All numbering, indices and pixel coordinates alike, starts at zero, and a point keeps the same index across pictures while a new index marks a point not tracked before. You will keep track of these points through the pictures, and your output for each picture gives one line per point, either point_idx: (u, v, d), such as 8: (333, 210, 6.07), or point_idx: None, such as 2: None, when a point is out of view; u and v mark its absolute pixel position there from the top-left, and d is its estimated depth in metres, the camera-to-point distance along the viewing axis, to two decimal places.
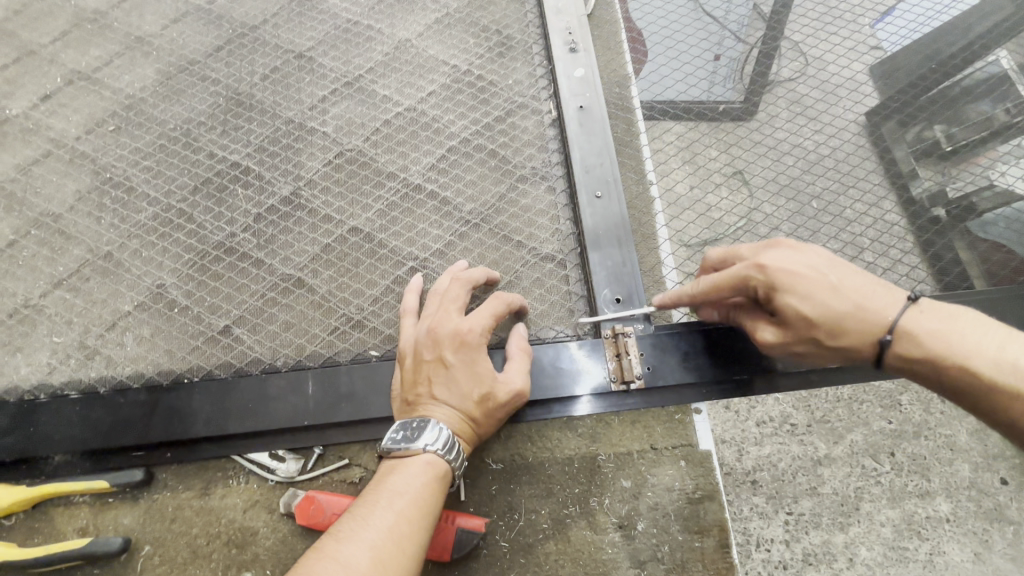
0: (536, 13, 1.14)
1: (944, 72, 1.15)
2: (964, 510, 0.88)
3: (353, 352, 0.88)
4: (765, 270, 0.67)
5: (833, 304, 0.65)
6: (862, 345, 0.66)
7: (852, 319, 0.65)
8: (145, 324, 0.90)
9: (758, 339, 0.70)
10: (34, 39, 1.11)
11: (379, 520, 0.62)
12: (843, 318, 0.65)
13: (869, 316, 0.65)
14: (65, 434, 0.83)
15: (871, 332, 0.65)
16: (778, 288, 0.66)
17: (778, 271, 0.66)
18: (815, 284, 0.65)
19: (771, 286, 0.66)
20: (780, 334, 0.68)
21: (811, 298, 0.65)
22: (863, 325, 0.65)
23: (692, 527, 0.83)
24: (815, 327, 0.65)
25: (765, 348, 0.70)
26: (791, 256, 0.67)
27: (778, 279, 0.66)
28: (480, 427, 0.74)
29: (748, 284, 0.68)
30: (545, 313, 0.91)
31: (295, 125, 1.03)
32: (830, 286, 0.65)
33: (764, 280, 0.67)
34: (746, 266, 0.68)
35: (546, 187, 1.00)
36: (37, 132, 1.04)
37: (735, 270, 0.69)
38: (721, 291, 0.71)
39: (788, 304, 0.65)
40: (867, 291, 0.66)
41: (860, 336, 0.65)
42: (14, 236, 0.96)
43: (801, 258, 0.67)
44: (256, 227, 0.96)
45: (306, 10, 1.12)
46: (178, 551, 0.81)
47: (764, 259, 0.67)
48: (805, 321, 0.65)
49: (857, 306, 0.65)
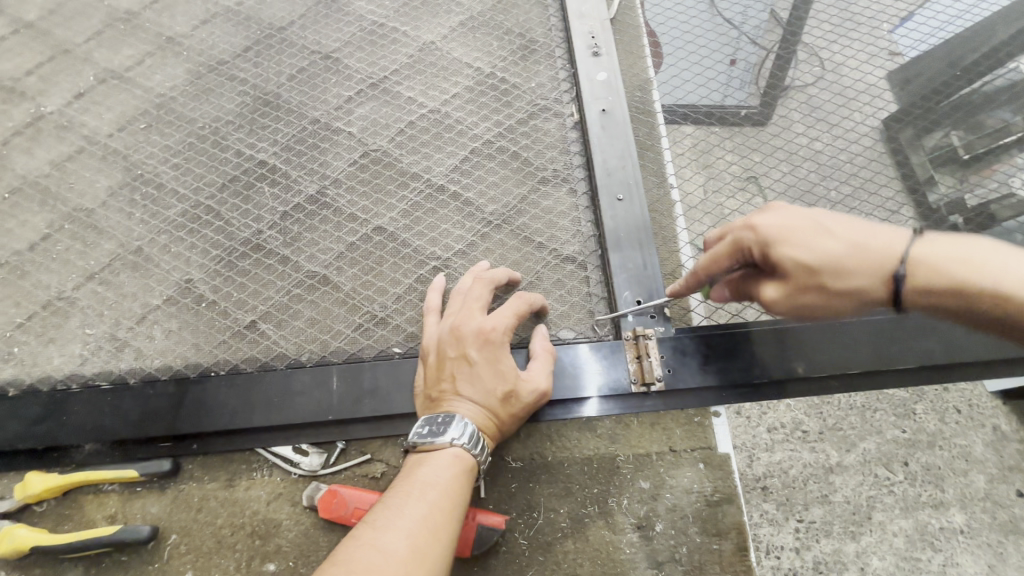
0: (559, 17, 1.15)
1: (967, 79, 1.14)
2: (978, 522, 0.88)
3: (377, 349, 0.90)
4: (756, 226, 0.66)
5: (830, 245, 0.63)
6: (873, 285, 0.62)
7: (855, 258, 0.62)
8: (174, 318, 0.92)
9: (764, 300, 0.67)
10: (68, 38, 1.14)
11: (412, 509, 0.63)
12: (844, 258, 0.62)
13: (874, 253, 0.63)
14: (96, 423, 0.85)
15: (877, 270, 0.62)
16: (771, 241, 0.64)
17: (768, 225, 0.65)
18: (807, 231, 0.64)
19: (762, 241, 0.65)
20: (785, 289, 0.65)
21: (807, 244, 0.63)
22: (868, 263, 0.62)
23: (710, 530, 0.83)
24: (816, 272, 0.62)
25: (774, 311, 0.66)
26: (781, 212, 0.66)
27: (770, 232, 0.64)
28: (503, 424, 0.75)
29: (742, 244, 0.67)
30: (565, 314, 0.92)
31: (321, 125, 1.04)
32: (824, 228, 0.64)
33: (755, 236, 0.66)
34: (736, 229, 0.67)
35: (568, 189, 1.01)
36: (70, 128, 1.06)
37: (727, 234, 0.69)
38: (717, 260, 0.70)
39: (785, 254, 0.63)
40: (864, 230, 0.64)
41: (869, 274, 0.62)
42: (48, 230, 0.99)
43: (792, 210, 0.66)
44: (282, 224, 0.97)
45: (333, 12, 1.14)
46: (204, 540, 0.83)
47: (752, 217, 0.67)
48: (804, 269, 0.63)
49: (857, 244, 0.63)
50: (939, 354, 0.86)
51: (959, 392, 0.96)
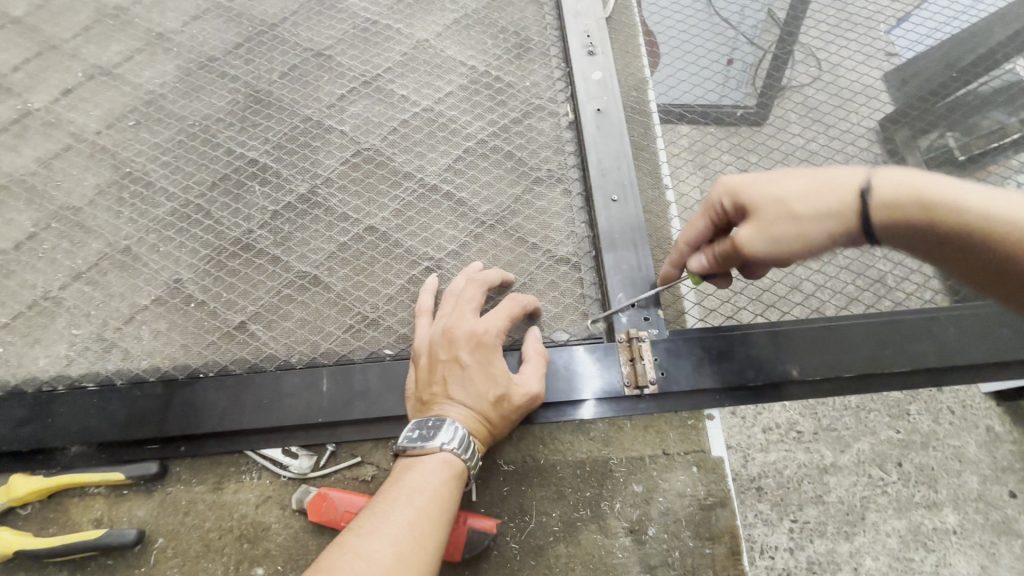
0: (554, 15, 1.14)
1: (964, 80, 1.13)
2: (972, 523, 0.88)
3: (368, 350, 0.89)
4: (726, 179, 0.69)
5: (794, 178, 0.63)
6: (838, 205, 0.60)
7: (817, 182, 0.62)
8: (162, 318, 0.91)
9: (735, 240, 0.65)
10: (56, 33, 1.12)
11: (398, 516, 0.62)
12: (806, 185, 0.62)
13: (836, 178, 0.62)
14: (82, 426, 0.83)
15: (840, 189, 0.61)
16: (736, 186, 0.67)
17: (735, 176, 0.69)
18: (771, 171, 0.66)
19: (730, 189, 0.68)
20: (753, 223, 0.64)
21: (772, 180, 0.64)
22: (835, 189, 0.61)
23: (703, 533, 0.83)
24: (780, 200, 0.62)
25: (746, 246, 0.64)
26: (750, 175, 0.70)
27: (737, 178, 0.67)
28: (494, 428, 0.74)
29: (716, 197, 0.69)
30: (558, 316, 0.91)
31: (312, 123, 1.03)
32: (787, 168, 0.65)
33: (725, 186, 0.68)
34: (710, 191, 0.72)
35: (562, 190, 1.00)
36: (58, 126, 1.04)
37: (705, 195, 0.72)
38: (696, 223, 0.73)
39: (751, 191, 0.65)
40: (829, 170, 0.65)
41: (833, 195, 0.61)
42: (34, 228, 0.97)
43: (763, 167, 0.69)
44: (273, 223, 0.96)
45: (325, 8, 1.13)
46: (191, 544, 0.82)
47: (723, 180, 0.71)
48: (768, 200, 0.63)
49: (817, 174, 0.63)
50: (934, 358, 0.85)
51: (953, 393, 0.95)
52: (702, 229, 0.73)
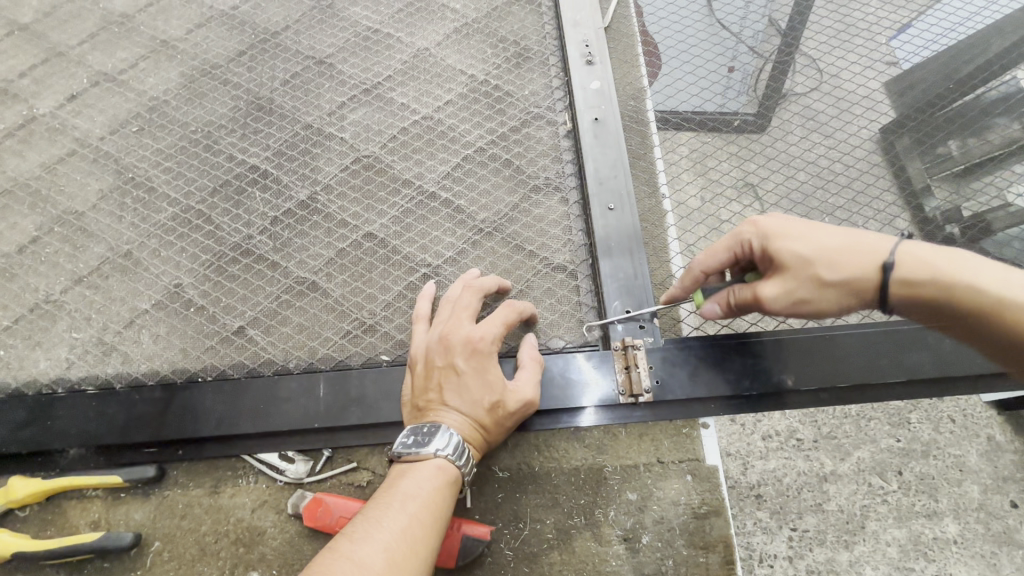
0: (553, 25, 1.15)
1: (961, 91, 1.14)
2: (973, 533, 0.87)
3: (365, 356, 0.89)
4: (755, 224, 0.71)
5: (824, 241, 0.67)
6: (861, 276, 0.66)
7: (846, 252, 0.67)
8: (161, 323, 0.92)
9: (760, 296, 0.69)
10: (62, 40, 1.13)
11: (391, 521, 0.63)
12: (836, 251, 0.66)
13: (863, 249, 0.67)
14: (80, 429, 0.84)
15: (867, 261, 0.66)
16: (769, 234, 0.69)
17: (768, 222, 0.70)
18: (803, 227, 0.69)
19: (764, 235, 0.70)
20: (780, 276, 0.68)
21: (803, 238, 0.68)
22: (858, 258, 0.66)
23: (698, 542, 0.83)
24: (812, 261, 0.66)
25: (771, 301, 0.68)
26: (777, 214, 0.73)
27: (768, 228, 0.70)
28: (488, 435, 0.75)
29: (743, 241, 0.72)
30: (554, 323, 0.92)
31: (313, 131, 1.04)
32: (818, 226, 0.69)
33: (755, 232, 0.71)
34: (737, 226, 0.73)
35: (559, 198, 1.01)
36: (63, 131, 1.06)
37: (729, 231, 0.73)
38: (718, 254, 0.74)
39: (781, 247, 0.68)
40: (853, 231, 0.69)
41: (857, 264, 0.66)
42: (38, 232, 0.98)
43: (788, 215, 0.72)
44: (273, 229, 0.97)
45: (327, 17, 1.14)
46: (188, 547, 0.82)
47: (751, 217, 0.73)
48: (801, 257, 0.67)
49: (847, 242, 0.67)
50: (928, 369, 0.85)
51: (953, 402, 0.95)
52: (720, 263, 0.75)
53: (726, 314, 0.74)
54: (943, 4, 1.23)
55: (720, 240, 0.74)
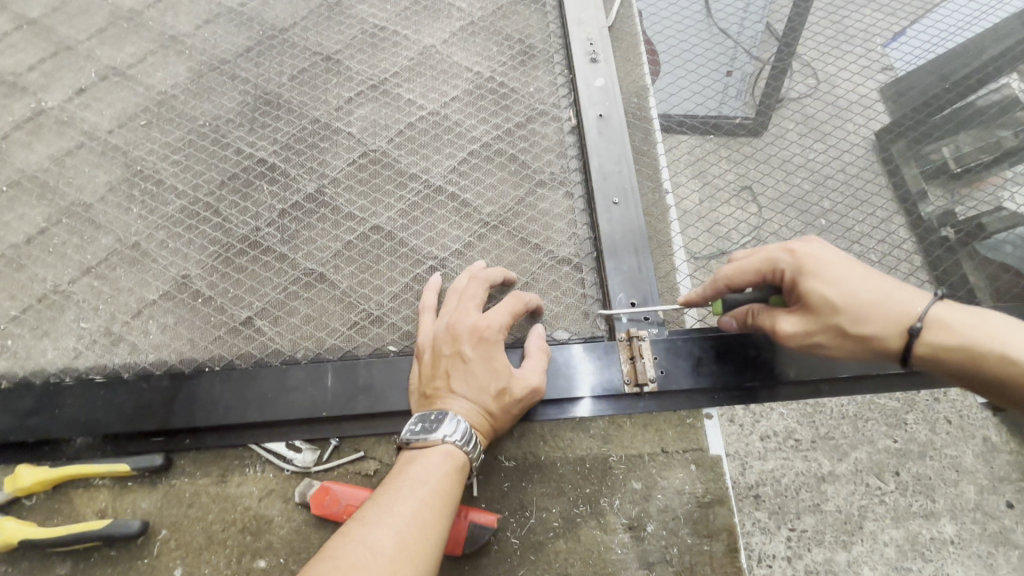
0: (558, 23, 1.17)
1: (955, 93, 1.17)
2: (969, 533, 0.87)
3: (373, 346, 0.90)
4: (793, 255, 0.70)
5: (856, 291, 0.67)
6: (882, 334, 0.67)
7: (874, 306, 0.67)
8: (169, 313, 0.92)
9: (777, 329, 0.72)
10: (71, 35, 1.14)
11: (402, 506, 0.63)
12: (865, 305, 0.67)
13: (892, 307, 0.67)
14: (89, 417, 0.85)
15: (893, 321, 0.67)
16: (804, 271, 0.69)
17: (807, 258, 0.69)
18: (841, 271, 0.68)
19: (798, 271, 0.69)
20: (802, 318, 0.70)
21: (836, 284, 0.67)
22: (886, 315, 0.67)
23: (702, 531, 0.84)
24: (839, 312, 0.67)
25: (784, 338, 0.71)
26: (818, 245, 0.71)
27: (804, 264, 0.69)
28: (496, 422, 0.75)
29: (775, 267, 0.71)
30: (560, 315, 0.93)
31: (321, 125, 1.05)
32: (855, 274, 0.68)
33: (791, 264, 0.70)
34: (773, 250, 0.72)
35: (564, 192, 1.02)
36: (71, 124, 1.07)
37: (764, 252, 0.72)
38: (747, 274, 0.73)
39: (811, 288, 0.68)
40: (891, 284, 0.69)
41: (882, 322, 0.67)
42: (46, 223, 0.99)
43: (829, 250, 0.70)
44: (280, 222, 0.98)
45: (335, 14, 1.15)
46: (194, 535, 0.83)
47: (790, 244, 0.71)
48: (829, 305, 0.67)
49: (880, 296, 0.67)
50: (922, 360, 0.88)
51: (949, 402, 0.94)
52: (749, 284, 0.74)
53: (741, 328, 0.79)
54: (937, 9, 1.25)
55: (754, 260, 0.73)
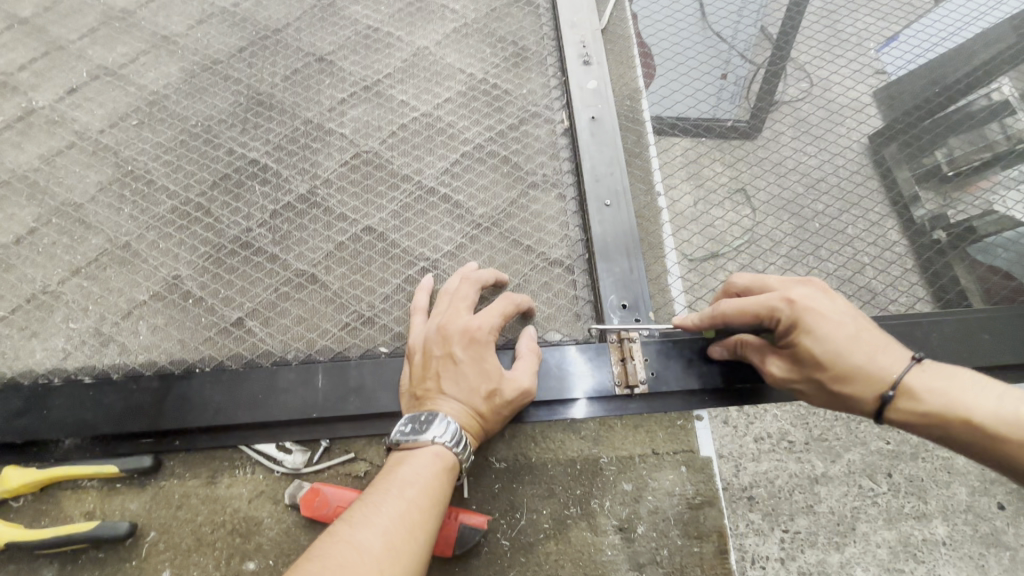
0: (551, 26, 1.17)
1: (947, 97, 1.18)
2: (961, 534, 0.87)
3: (364, 348, 0.90)
4: (791, 306, 0.68)
5: (844, 351, 0.66)
6: (862, 396, 0.66)
7: (858, 366, 0.66)
8: (160, 314, 0.92)
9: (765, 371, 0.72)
10: (63, 34, 1.14)
11: (389, 507, 0.63)
12: (850, 365, 0.66)
13: (876, 369, 0.66)
14: (77, 418, 0.84)
15: (876, 384, 0.66)
16: (798, 325, 0.67)
17: (801, 316, 0.67)
18: (834, 329, 0.66)
19: (794, 323, 0.68)
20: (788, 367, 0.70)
21: (826, 342, 0.66)
22: (867, 376, 0.66)
23: (692, 532, 0.84)
24: (823, 374, 0.67)
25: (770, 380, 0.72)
26: (820, 296, 0.69)
27: (802, 317, 0.67)
28: (486, 423, 0.75)
29: (772, 316, 0.69)
30: (551, 316, 0.93)
31: (313, 126, 1.05)
32: (847, 333, 0.67)
33: (788, 315, 0.68)
34: (773, 296, 0.69)
35: (556, 194, 1.02)
36: (62, 124, 1.06)
37: (764, 297, 0.70)
38: (744, 318, 0.71)
39: (802, 342, 0.67)
40: (880, 344, 0.67)
41: (862, 383, 0.66)
42: (35, 224, 0.98)
43: (828, 302, 0.68)
44: (272, 222, 0.98)
45: (328, 15, 1.15)
46: (183, 537, 0.82)
47: (791, 293, 0.69)
48: (815, 361, 0.67)
49: (865, 357, 0.66)
50: None
51: None
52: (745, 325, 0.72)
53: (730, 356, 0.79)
54: (931, 13, 1.24)
55: (751, 304, 0.70)
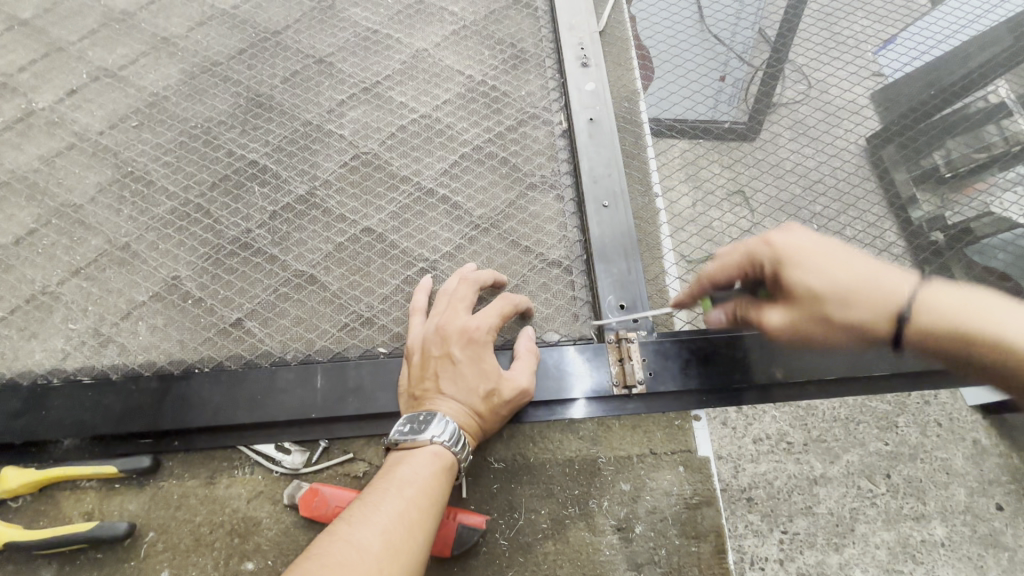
0: (550, 28, 1.17)
1: (943, 99, 1.18)
2: (960, 535, 0.87)
3: (363, 348, 0.90)
4: (771, 244, 0.68)
5: (838, 275, 0.65)
6: (871, 319, 0.64)
7: (858, 289, 0.64)
8: (159, 314, 0.92)
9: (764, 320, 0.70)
10: (63, 36, 1.14)
11: (388, 506, 0.64)
12: (849, 289, 0.64)
13: (876, 290, 0.64)
14: (76, 418, 0.84)
15: (879, 304, 0.64)
16: (783, 259, 0.67)
17: (784, 243, 0.68)
18: (822, 256, 0.66)
19: (779, 259, 0.67)
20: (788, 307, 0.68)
21: (816, 269, 0.65)
22: (869, 298, 0.64)
23: (690, 532, 0.84)
24: (822, 298, 0.64)
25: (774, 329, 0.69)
26: (800, 231, 0.69)
27: (784, 251, 0.67)
28: (485, 423, 0.75)
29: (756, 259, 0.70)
30: (550, 317, 0.94)
31: (312, 127, 1.06)
32: (837, 259, 0.66)
33: (771, 253, 0.68)
34: (752, 242, 0.71)
35: (555, 195, 1.02)
36: (62, 125, 1.07)
37: (744, 246, 0.71)
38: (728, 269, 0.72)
39: (792, 275, 0.66)
40: (875, 269, 0.66)
41: (867, 304, 0.64)
42: (35, 224, 0.99)
43: (810, 235, 0.68)
44: (271, 223, 0.98)
45: (328, 17, 1.16)
46: (182, 538, 0.82)
47: (769, 233, 0.70)
48: (810, 291, 0.65)
49: (863, 279, 0.65)
50: (912, 363, 0.88)
51: (939, 405, 0.95)
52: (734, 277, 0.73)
53: (731, 323, 0.75)
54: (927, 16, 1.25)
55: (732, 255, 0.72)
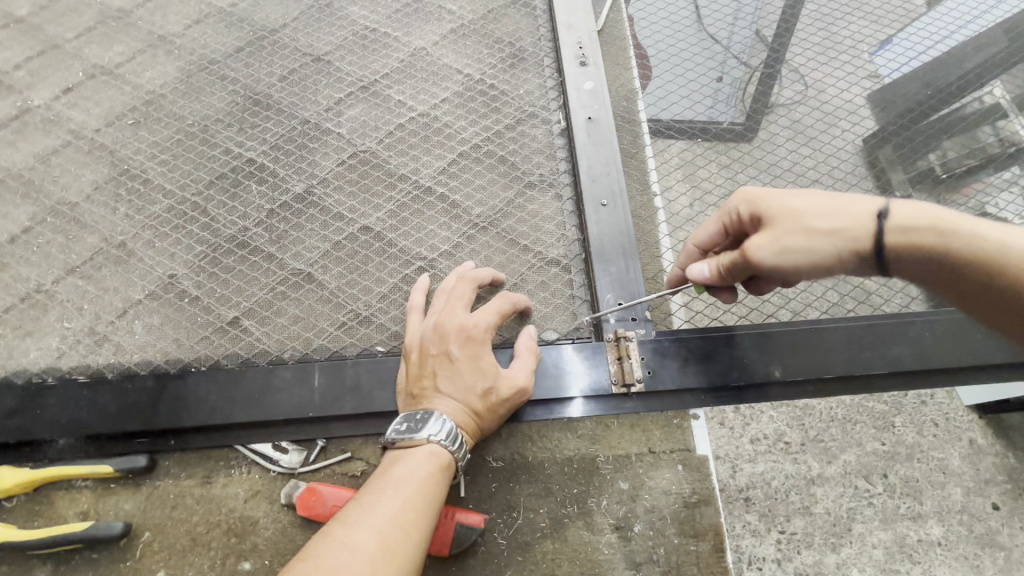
0: (548, 27, 1.17)
1: (939, 100, 1.19)
2: (956, 534, 0.87)
3: (360, 347, 0.90)
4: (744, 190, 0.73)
5: (809, 194, 0.67)
6: (847, 227, 0.64)
7: (832, 204, 0.66)
8: (155, 313, 0.91)
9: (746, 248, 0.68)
10: (59, 33, 1.14)
11: (385, 505, 0.63)
12: (822, 203, 0.66)
13: (849, 204, 0.66)
14: (71, 417, 0.83)
15: (853, 212, 0.65)
16: (756, 195, 0.71)
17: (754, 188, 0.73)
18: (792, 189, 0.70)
19: (752, 196, 0.71)
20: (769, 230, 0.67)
21: (788, 195, 0.69)
22: (843, 209, 0.65)
23: (688, 531, 0.84)
24: (799, 213, 0.66)
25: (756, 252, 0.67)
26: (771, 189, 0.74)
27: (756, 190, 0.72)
28: (483, 422, 0.75)
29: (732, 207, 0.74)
30: (548, 316, 0.93)
31: (310, 126, 1.05)
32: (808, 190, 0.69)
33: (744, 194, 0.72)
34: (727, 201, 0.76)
35: (553, 194, 1.02)
36: (57, 123, 1.06)
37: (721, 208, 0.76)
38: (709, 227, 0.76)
39: (766, 203, 0.69)
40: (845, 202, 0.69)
41: (842, 212, 0.65)
42: (30, 222, 0.98)
43: None
44: (268, 222, 0.98)
45: (326, 16, 1.15)
46: (178, 538, 0.82)
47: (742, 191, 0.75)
48: (784, 209, 0.67)
49: (836, 198, 0.67)
50: (909, 362, 0.88)
51: (935, 405, 0.95)
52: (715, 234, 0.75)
53: (715, 275, 0.73)
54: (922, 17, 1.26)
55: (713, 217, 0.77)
